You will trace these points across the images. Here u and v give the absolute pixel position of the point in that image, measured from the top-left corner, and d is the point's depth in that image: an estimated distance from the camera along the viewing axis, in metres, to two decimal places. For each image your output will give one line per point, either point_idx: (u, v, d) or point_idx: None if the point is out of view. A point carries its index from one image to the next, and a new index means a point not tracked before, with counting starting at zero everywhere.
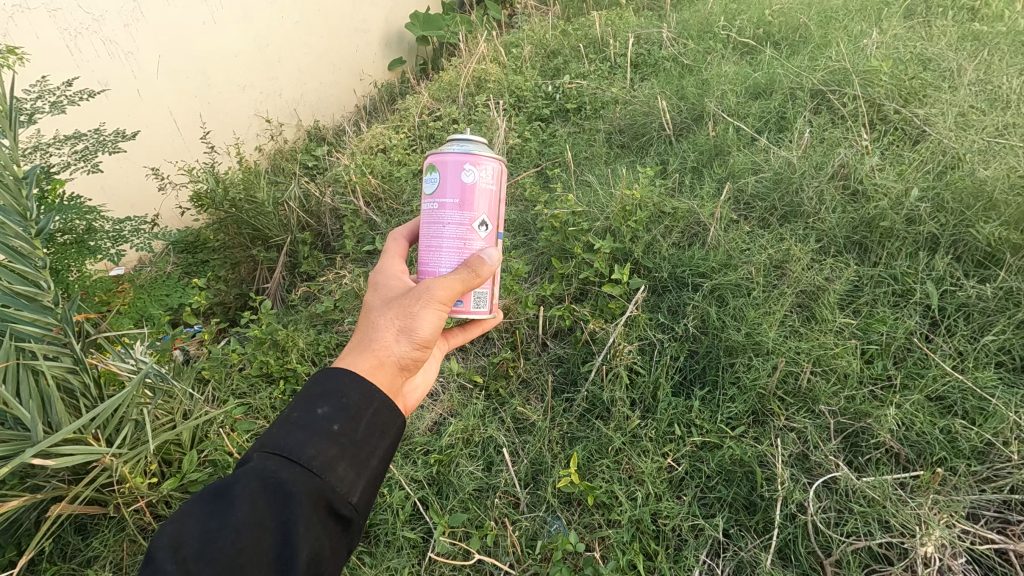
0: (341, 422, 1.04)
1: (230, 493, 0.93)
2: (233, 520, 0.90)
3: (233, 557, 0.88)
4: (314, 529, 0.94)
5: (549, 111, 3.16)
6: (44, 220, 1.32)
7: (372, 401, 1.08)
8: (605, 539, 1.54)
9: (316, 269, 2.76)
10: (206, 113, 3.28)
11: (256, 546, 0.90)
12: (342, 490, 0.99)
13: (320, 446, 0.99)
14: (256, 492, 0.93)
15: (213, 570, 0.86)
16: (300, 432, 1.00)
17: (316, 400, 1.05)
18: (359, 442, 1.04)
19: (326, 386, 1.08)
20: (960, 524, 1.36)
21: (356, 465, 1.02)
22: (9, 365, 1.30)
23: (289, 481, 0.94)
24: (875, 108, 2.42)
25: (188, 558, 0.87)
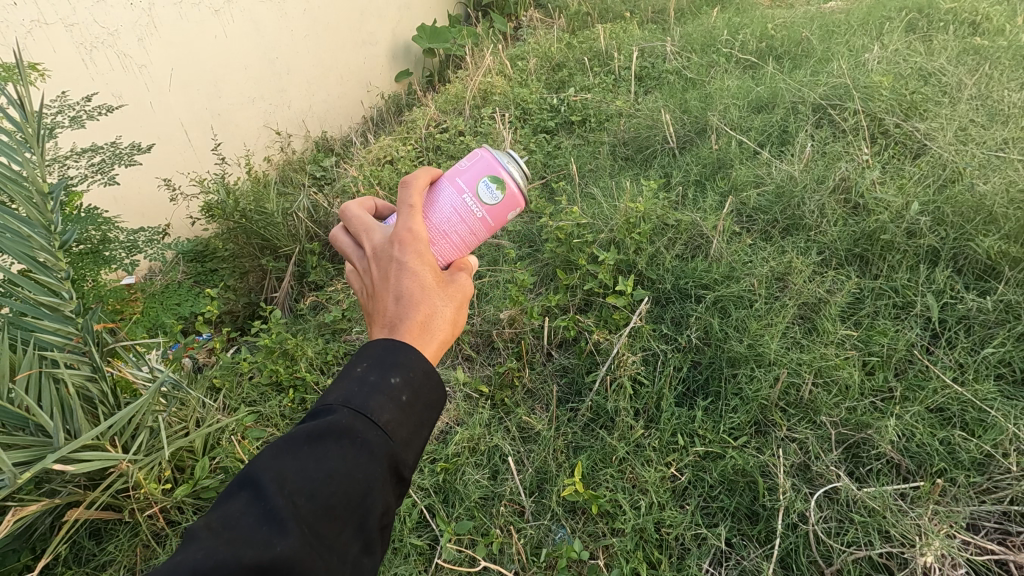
0: (410, 391, 0.99)
1: (322, 439, 0.89)
2: (324, 468, 0.87)
3: (327, 501, 0.86)
4: (388, 487, 0.92)
5: (554, 123, 3.20)
6: (68, 234, 1.37)
7: (434, 377, 1.03)
8: (610, 547, 1.57)
9: (325, 278, 2.80)
10: (217, 125, 3.35)
11: (345, 495, 0.87)
12: (410, 454, 0.97)
13: (395, 411, 0.95)
14: (342, 442, 0.90)
15: (310, 509, 0.85)
16: (379, 393, 0.95)
17: (389, 365, 1.00)
18: (423, 410, 1.01)
19: (396, 351, 1.02)
20: (960, 534, 1.38)
21: (420, 433, 1.00)
22: (32, 374, 1.36)
23: (371, 439, 0.91)
24: (876, 122, 2.46)
25: (292, 495, 0.84)
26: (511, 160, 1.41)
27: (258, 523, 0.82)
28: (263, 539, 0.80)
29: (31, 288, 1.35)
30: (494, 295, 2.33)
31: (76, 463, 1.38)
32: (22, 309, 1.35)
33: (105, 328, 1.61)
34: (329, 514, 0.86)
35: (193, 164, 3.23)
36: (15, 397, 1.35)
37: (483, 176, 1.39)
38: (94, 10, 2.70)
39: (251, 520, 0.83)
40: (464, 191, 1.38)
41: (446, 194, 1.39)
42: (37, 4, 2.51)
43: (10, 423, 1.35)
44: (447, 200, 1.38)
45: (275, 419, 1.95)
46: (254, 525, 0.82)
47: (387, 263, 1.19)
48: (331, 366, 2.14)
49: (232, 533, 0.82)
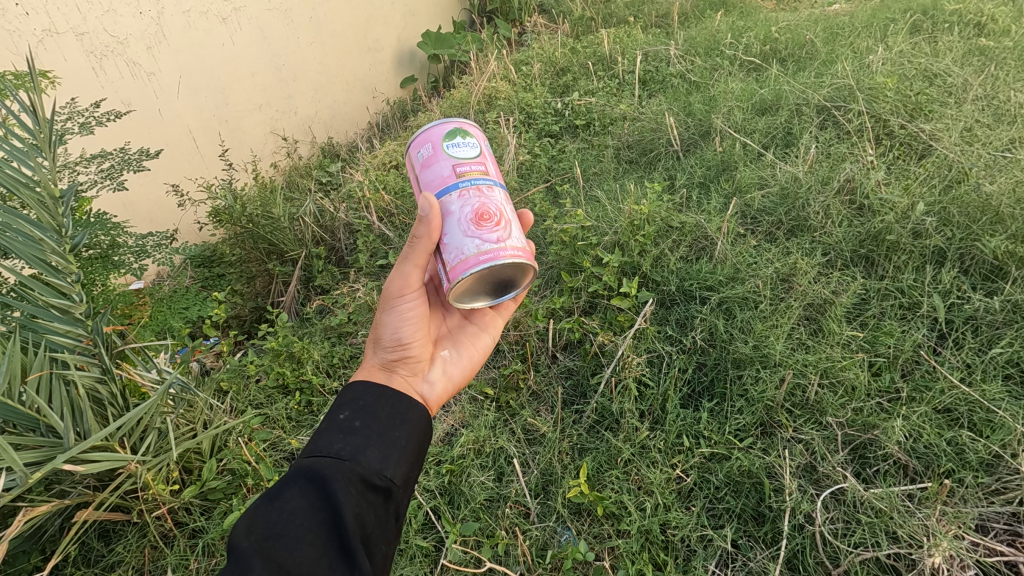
0: (362, 418, 1.13)
1: (280, 486, 1.01)
2: (285, 505, 0.98)
3: (293, 531, 0.95)
4: (358, 499, 1.01)
5: (558, 127, 3.21)
6: (79, 237, 1.39)
7: (384, 398, 1.18)
8: (615, 548, 1.56)
9: (330, 282, 2.81)
10: (225, 131, 3.39)
11: (310, 520, 0.97)
12: (376, 468, 1.07)
13: (346, 440, 1.09)
14: (300, 481, 1.01)
15: (277, 546, 0.93)
16: (328, 432, 1.10)
17: (338, 405, 1.16)
18: (384, 427, 1.13)
19: (344, 394, 1.19)
20: (969, 535, 1.37)
21: (384, 447, 1.10)
22: (43, 376, 1.37)
23: (326, 466, 1.02)
24: (880, 123, 2.45)
25: (256, 538, 0.93)
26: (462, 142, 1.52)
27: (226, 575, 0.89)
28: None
29: (42, 291, 1.36)
30: None
31: (85, 463, 1.39)
32: (33, 311, 1.37)
33: (115, 331, 1.62)
34: (298, 541, 0.94)
35: (201, 171, 3.27)
36: (27, 398, 1.36)
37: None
38: (103, 19, 2.75)
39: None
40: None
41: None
42: (49, 14, 2.56)
43: (21, 424, 1.36)
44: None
45: (282, 422, 1.96)
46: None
47: None
48: (337, 369, 2.16)
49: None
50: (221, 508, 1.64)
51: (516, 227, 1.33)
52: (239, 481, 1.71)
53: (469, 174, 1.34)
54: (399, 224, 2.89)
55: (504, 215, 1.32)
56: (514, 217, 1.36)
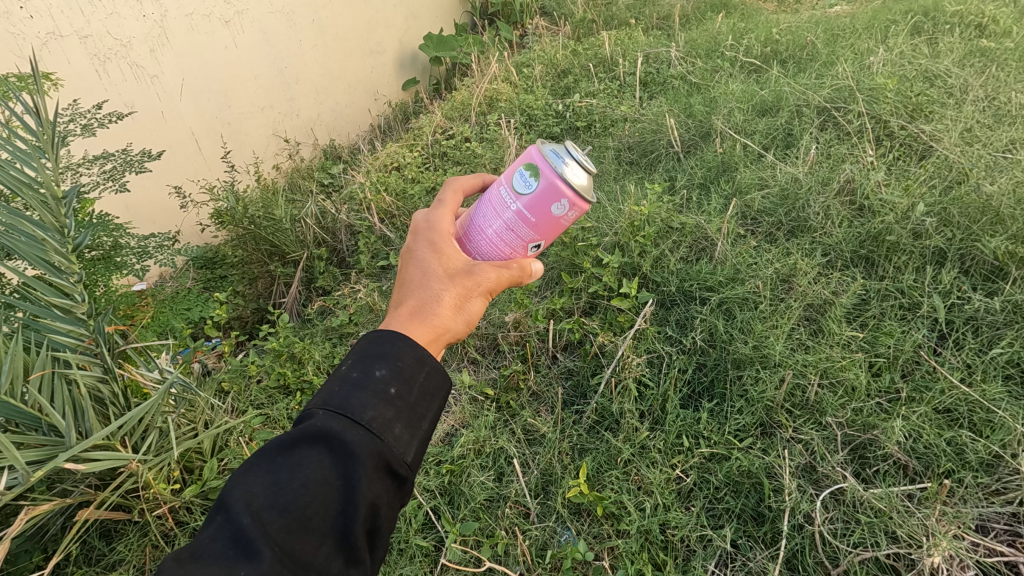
0: (397, 386, 1.05)
1: (297, 449, 0.94)
2: (299, 475, 0.92)
3: (302, 511, 0.90)
4: (376, 485, 0.95)
5: (559, 128, 3.21)
6: (82, 237, 1.40)
7: (423, 366, 1.09)
8: (615, 548, 1.56)
9: (332, 283, 2.82)
10: (227, 133, 3.41)
11: (321, 500, 0.91)
12: (400, 452, 1.00)
13: (379, 408, 1.00)
14: (321, 447, 0.94)
15: (284, 524, 0.88)
16: (358, 392, 1.01)
17: (374, 360, 1.06)
18: (414, 404, 1.05)
19: (381, 348, 1.09)
20: (969, 536, 1.36)
21: (410, 428, 1.03)
22: (45, 375, 1.38)
23: (351, 441, 0.95)
24: (881, 124, 2.46)
25: (261, 509, 0.88)
26: (555, 146, 1.33)
27: (228, 547, 0.85)
28: (232, 561, 0.84)
29: (45, 292, 1.37)
30: (499, 298, 2.34)
31: (87, 462, 1.39)
32: (36, 312, 1.38)
33: (117, 331, 1.63)
34: (305, 523, 0.89)
35: (203, 172, 3.28)
36: (29, 398, 1.37)
37: (519, 165, 1.34)
38: (107, 21, 2.76)
39: (219, 546, 0.86)
40: (503, 182, 1.38)
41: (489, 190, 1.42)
42: (52, 17, 2.58)
43: (24, 424, 1.37)
44: (489, 195, 1.40)
45: (283, 421, 1.97)
46: (222, 550, 0.85)
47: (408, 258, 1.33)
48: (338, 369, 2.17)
49: (197, 562, 0.83)
50: None
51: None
52: None
53: None
54: (400, 225, 2.90)
55: None
56: None
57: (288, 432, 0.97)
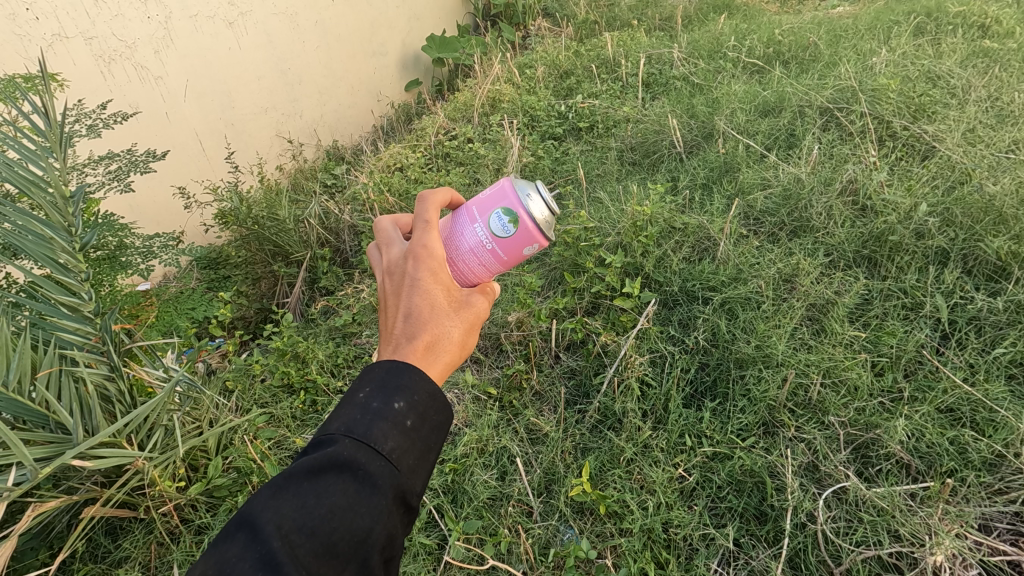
0: (414, 418, 1.02)
1: (323, 476, 0.91)
2: (324, 503, 0.89)
3: (327, 538, 0.88)
4: (394, 517, 0.94)
5: (562, 129, 3.23)
6: (88, 236, 1.41)
7: (437, 399, 1.07)
8: (618, 547, 1.56)
9: (335, 283, 2.83)
10: (231, 134, 3.43)
11: (346, 530, 0.90)
12: (416, 484, 0.99)
13: (398, 439, 0.98)
14: (345, 475, 0.92)
15: (310, 550, 0.87)
16: (380, 423, 0.98)
17: (393, 390, 1.02)
18: (428, 436, 1.03)
19: (400, 376, 1.04)
20: (972, 535, 1.36)
21: (424, 459, 1.02)
22: (52, 373, 1.39)
23: (374, 473, 0.93)
24: (884, 125, 2.46)
25: (291, 533, 0.86)
26: (530, 192, 1.36)
27: (257, 569, 0.83)
28: None
29: (52, 290, 1.38)
30: (502, 298, 2.35)
31: (93, 459, 1.40)
32: (44, 310, 1.39)
33: (123, 330, 1.64)
34: (329, 550, 0.88)
35: (207, 172, 3.31)
36: (36, 395, 1.38)
37: (497, 208, 1.35)
38: (112, 23, 2.78)
39: (247, 567, 0.84)
40: (478, 219, 1.36)
41: (461, 220, 1.38)
42: (58, 18, 2.60)
43: (31, 421, 1.38)
44: (463, 229, 1.37)
45: (287, 420, 1.98)
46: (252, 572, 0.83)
47: (400, 278, 1.22)
48: (342, 369, 2.18)
49: None
50: (226, 505, 1.63)
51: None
52: (245, 479, 1.70)
53: None
54: None
55: None
56: None
57: (311, 456, 0.93)
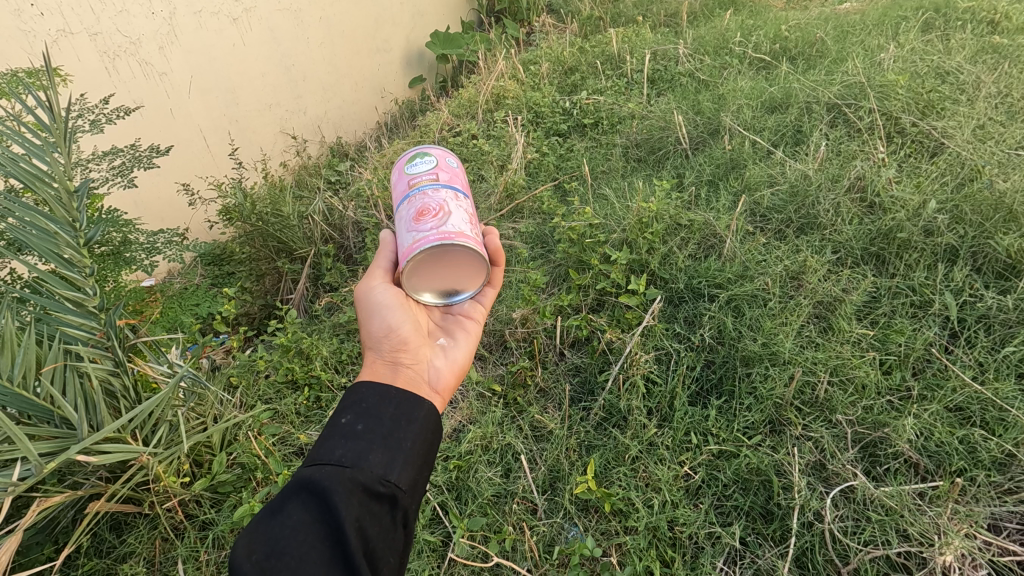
0: (364, 422, 1.10)
1: (284, 500, 0.98)
2: (289, 520, 0.95)
3: (295, 549, 0.92)
4: (361, 509, 0.97)
5: (566, 126, 3.21)
6: (93, 232, 1.40)
7: (387, 400, 1.15)
8: (622, 545, 1.55)
9: (339, 280, 2.83)
10: (234, 130, 3.42)
11: (313, 537, 0.93)
12: (379, 474, 1.03)
13: (348, 445, 1.05)
14: (302, 494, 0.98)
15: (284, 566, 0.90)
16: (330, 439, 1.07)
17: (340, 411, 1.13)
18: (385, 431, 1.10)
19: (345, 398, 1.16)
20: (981, 534, 1.35)
21: (387, 452, 1.07)
22: (57, 369, 1.38)
23: (326, 477, 0.98)
24: (892, 121, 2.43)
25: (260, 555, 0.91)
26: None
27: None
28: None
29: (57, 286, 1.38)
30: (506, 294, 2.35)
31: (99, 454, 1.39)
32: (48, 306, 1.39)
33: (127, 325, 1.64)
34: (301, 559, 0.91)
35: (211, 169, 3.30)
36: (41, 390, 1.38)
37: None
38: (116, 20, 2.78)
39: None
40: None
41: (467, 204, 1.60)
42: (63, 14, 2.60)
43: (35, 416, 1.38)
44: None
45: (291, 416, 1.98)
46: None
47: None
48: (346, 365, 2.17)
49: None
50: (230, 501, 1.63)
51: (455, 215, 1.37)
52: (249, 475, 1.69)
53: (422, 179, 1.45)
54: None
55: (444, 208, 1.37)
56: (457, 211, 1.39)
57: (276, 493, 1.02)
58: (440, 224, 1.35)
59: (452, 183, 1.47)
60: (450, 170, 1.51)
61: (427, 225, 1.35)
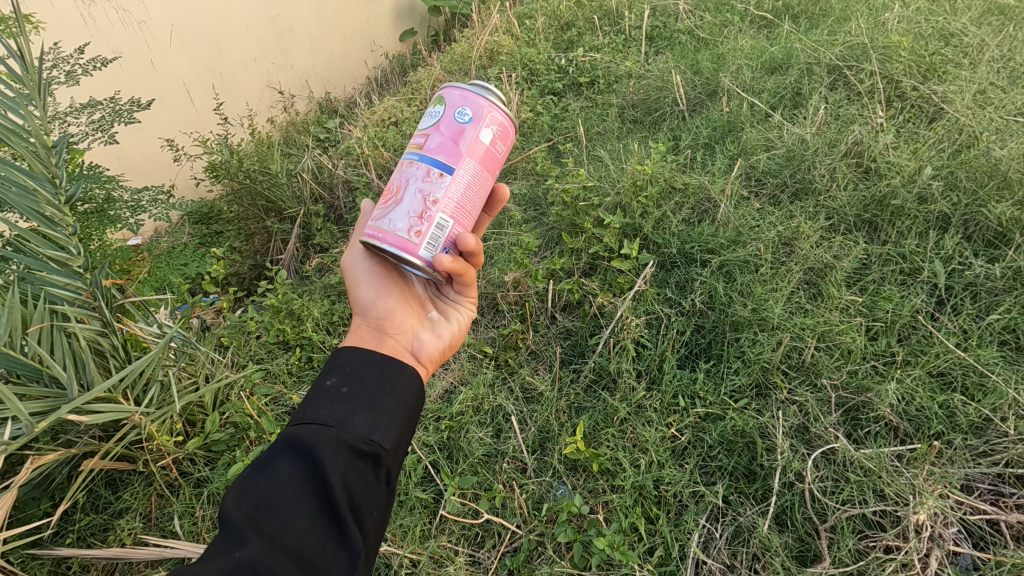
0: (349, 385, 1.11)
1: (270, 456, 0.98)
2: (275, 475, 0.95)
3: (281, 501, 0.92)
4: (346, 466, 0.98)
5: (562, 85, 3.13)
6: (73, 189, 1.36)
7: (372, 363, 1.16)
8: (609, 503, 1.59)
9: (329, 241, 2.80)
10: (219, 84, 3.30)
11: (300, 489, 0.94)
12: (363, 433, 1.04)
13: (333, 406, 1.06)
14: (288, 451, 0.98)
15: (271, 516, 0.91)
16: (315, 400, 1.07)
17: (326, 374, 1.14)
18: (370, 393, 1.11)
19: (330, 361, 1.16)
20: (954, 495, 1.40)
21: (372, 413, 1.08)
22: (43, 328, 1.37)
23: (312, 435, 0.99)
24: (893, 84, 2.39)
25: (246, 506, 0.91)
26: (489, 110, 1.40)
27: (221, 544, 0.87)
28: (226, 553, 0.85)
29: (40, 244, 1.35)
30: (498, 257, 2.33)
31: (89, 413, 1.39)
32: (31, 264, 1.36)
33: (114, 285, 1.61)
34: (287, 511, 0.92)
35: (195, 124, 3.20)
36: (28, 350, 1.37)
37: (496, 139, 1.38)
38: None
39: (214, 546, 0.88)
40: None
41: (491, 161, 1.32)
42: None
43: (24, 375, 1.37)
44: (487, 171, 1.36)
45: (283, 376, 1.99)
46: (217, 547, 0.86)
47: None
48: (337, 326, 2.17)
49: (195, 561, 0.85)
50: (224, 459, 1.64)
51: (402, 207, 1.20)
52: (241, 435, 1.71)
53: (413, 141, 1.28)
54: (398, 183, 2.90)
55: (399, 192, 1.23)
56: (413, 195, 1.21)
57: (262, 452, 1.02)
58: (385, 216, 1.23)
59: (438, 151, 1.23)
60: (453, 127, 1.23)
61: (375, 214, 1.25)
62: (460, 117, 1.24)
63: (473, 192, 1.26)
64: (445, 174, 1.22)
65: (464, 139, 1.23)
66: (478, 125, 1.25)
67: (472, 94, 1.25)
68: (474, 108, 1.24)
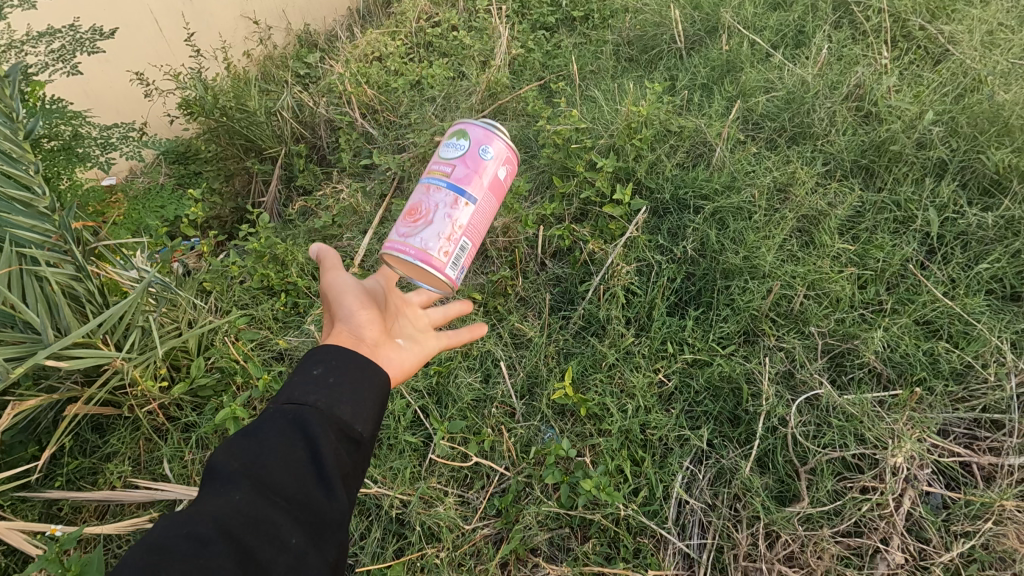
0: (337, 374, 1.08)
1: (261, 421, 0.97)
2: (267, 438, 0.95)
3: (276, 461, 0.92)
4: (335, 444, 0.98)
5: (554, 19, 2.96)
6: (31, 123, 1.27)
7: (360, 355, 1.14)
8: (596, 446, 1.62)
9: (313, 183, 2.72)
10: (189, 12, 3.09)
11: (292, 454, 0.94)
12: (351, 417, 1.04)
13: (323, 388, 1.05)
14: (280, 421, 0.98)
15: (265, 476, 0.90)
16: (304, 381, 1.06)
17: (310, 359, 1.12)
18: (359, 377, 1.10)
19: (315, 351, 1.13)
20: (931, 438, 1.44)
21: (359, 397, 1.07)
22: (12, 272, 1.32)
23: (305, 411, 0.99)
24: (899, 23, 2.29)
25: (242, 464, 0.90)
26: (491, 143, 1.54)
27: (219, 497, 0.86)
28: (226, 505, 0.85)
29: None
30: None
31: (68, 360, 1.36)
32: None
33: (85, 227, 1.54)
34: (282, 473, 0.91)
35: (166, 58, 3.01)
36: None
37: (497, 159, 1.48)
38: None
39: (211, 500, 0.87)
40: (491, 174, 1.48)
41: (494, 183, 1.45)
42: None
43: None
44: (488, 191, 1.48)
45: (269, 321, 1.96)
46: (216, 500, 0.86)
47: None
48: (323, 272, 2.14)
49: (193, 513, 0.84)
50: (211, 404, 1.62)
51: (433, 227, 1.33)
52: (228, 380, 1.68)
53: (437, 169, 1.41)
54: (384, 122, 2.82)
55: (429, 212, 1.35)
56: (442, 219, 1.34)
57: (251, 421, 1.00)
58: (413, 233, 1.34)
59: (462, 183, 1.37)
60: (475, 160, 1.39)
61: (402, 230, 1.35)
62: (482, 154, 1.40)
63: (486, 219, 1.43)
64: (468, 203, 1.37)
65: (485, 174, 1.40)
66: (495, 163, 1.41)
67: (488, 132, 1.41)
68: (496, 147, 1.41)
